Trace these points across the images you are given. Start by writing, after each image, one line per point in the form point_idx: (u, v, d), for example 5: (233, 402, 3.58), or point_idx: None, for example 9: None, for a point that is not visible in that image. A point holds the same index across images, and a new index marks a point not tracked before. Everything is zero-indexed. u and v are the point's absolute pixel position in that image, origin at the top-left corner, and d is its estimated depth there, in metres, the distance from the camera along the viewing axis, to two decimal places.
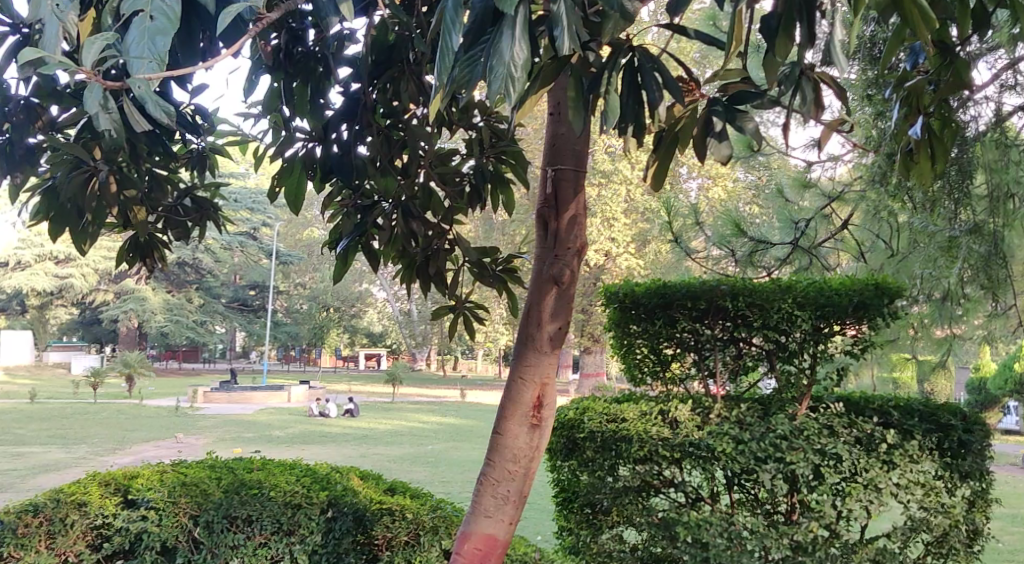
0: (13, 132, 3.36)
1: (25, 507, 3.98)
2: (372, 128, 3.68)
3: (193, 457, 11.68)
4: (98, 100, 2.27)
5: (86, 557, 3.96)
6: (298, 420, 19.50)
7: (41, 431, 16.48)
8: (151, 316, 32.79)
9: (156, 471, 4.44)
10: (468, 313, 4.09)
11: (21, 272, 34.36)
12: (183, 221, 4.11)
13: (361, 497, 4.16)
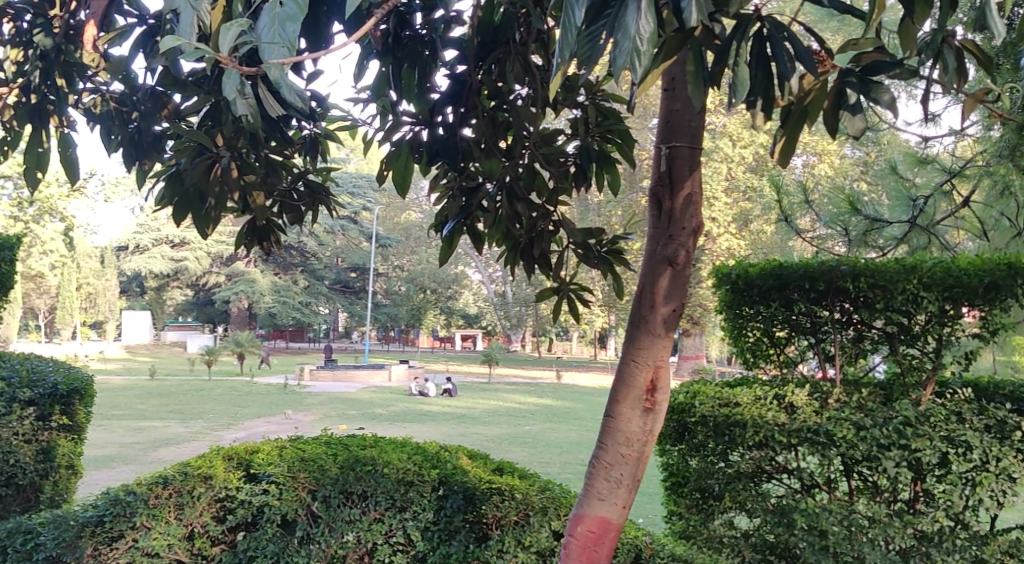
0: (142, 120, 3.54)
1: (155, 479, 4.17)
2: (476, 109, 3.72)
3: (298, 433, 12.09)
4: (235, 86, 2.35)
5: (212, 528, 4.12)
6: (399, 398, 19.96)
7: (160, 406, 17.29)
8: (261, 297, 33.86)
9: (275, 446, 4.58)
10: (572, 296, 4.07)
11: (141, 255, 36.06)
12: (297, 205, 4.22)
13: (470, 476, 4.20)
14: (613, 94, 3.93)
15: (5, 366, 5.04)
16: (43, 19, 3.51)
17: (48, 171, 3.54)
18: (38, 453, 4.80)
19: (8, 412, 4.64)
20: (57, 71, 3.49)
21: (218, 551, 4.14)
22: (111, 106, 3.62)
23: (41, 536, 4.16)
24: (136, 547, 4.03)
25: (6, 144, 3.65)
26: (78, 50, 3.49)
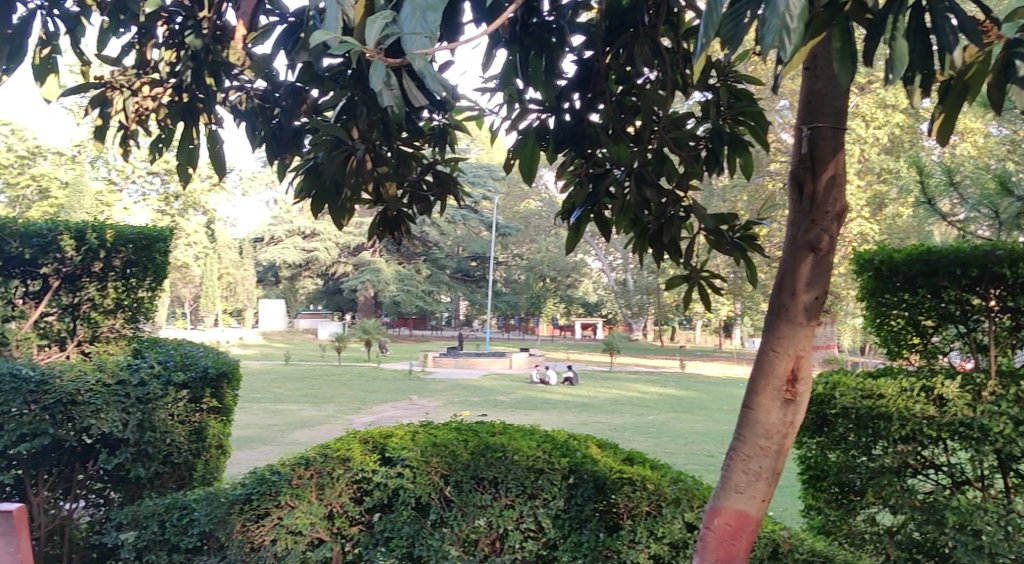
0: (283, 116, 3.69)
1: (298, 460, 4.34)
2: (603, 95, 3.72)
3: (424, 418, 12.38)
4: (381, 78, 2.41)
5: (350, 509, 4.24)
6: (520, 386, 20.14)
7: (294, 390, 18.05)
8: (386, 286, 34.79)
9: (408, 431, 4.68)
10: (703, 283, 3.98)
11: (275, 246, 37.59)
12: (427, 195, 4.28)
13: (600, 465, 4.19)
14: (744, 77, 3.83)
15: (161, 350, 5.35)
16: (193, 21, 3.68)
17: (198, 167, 3.74)
18: (191, 434, 5.06)
19: (163, 395, 4.81)
20: (206, 71, 3.67)
21: (357, 531, 4.26)
22: (256, 103, 3.78)
23: (195, 512, 4.33)
24: (281, 525, 4.19)
25: (161, 143, 3.88)
26: (224, 50, 3.68)
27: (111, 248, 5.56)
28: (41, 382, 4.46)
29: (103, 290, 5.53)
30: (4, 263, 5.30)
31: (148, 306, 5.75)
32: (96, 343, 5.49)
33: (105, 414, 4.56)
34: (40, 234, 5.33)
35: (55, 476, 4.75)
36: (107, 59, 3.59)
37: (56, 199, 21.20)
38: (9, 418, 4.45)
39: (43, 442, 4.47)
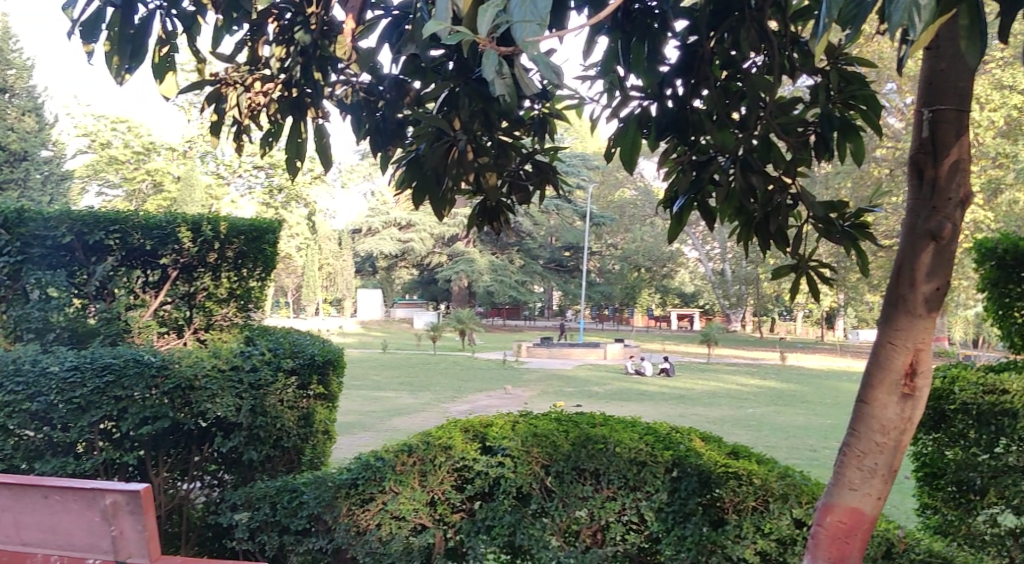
0: (387, 108, 3.74)
1: (401, 447, 4.39)
2: (707, 81, 3.63)
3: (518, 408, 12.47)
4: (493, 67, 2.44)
5: (453, 496, 4.28)
6: (616, 376, 20.06)
7: (393, 378, 18.43)
8: (480, 276, 35.16)
9: (508, 420, 4.70)
10: (812, 273, 3.84)
11: (373, 237, 38.34)
12: (525, 184, 4.27)
13: (705, 458, 4.12)
14: (857, 58, 3.67)
15: (272, 338, 5.53)
16: (302, 17, 3.81)
17: (305, 159, 3.81)
18: (299, 419, 5.20)
19: (274, 380, 4.95)
20: (314, 66, 3.80)
21: (458, 518, 4.28)
22: (361, 96, 3.84)
23: (304, 495, 4.42)
24: (386, 510, 4.26)
25: (271, 137, 3.99)
26: (332, 44, 3.81)
27: (224, 240, 5.77)
28: (162, 367, 4.64)
29: (217, 281, 5.75)
30: (126, 253, 5.52)
31: (258, 296, 5.94)
32: (211, 330, 5.73)
33: (220, 399, 4.72)
34: (160, 226, 5.56)
35: (173, 457, 4.96)
36: (222, 56, 3.69)
37: (168, 193, 22.21)
38: (132, 401, 4.63)
39: (163, 425, 4.66)
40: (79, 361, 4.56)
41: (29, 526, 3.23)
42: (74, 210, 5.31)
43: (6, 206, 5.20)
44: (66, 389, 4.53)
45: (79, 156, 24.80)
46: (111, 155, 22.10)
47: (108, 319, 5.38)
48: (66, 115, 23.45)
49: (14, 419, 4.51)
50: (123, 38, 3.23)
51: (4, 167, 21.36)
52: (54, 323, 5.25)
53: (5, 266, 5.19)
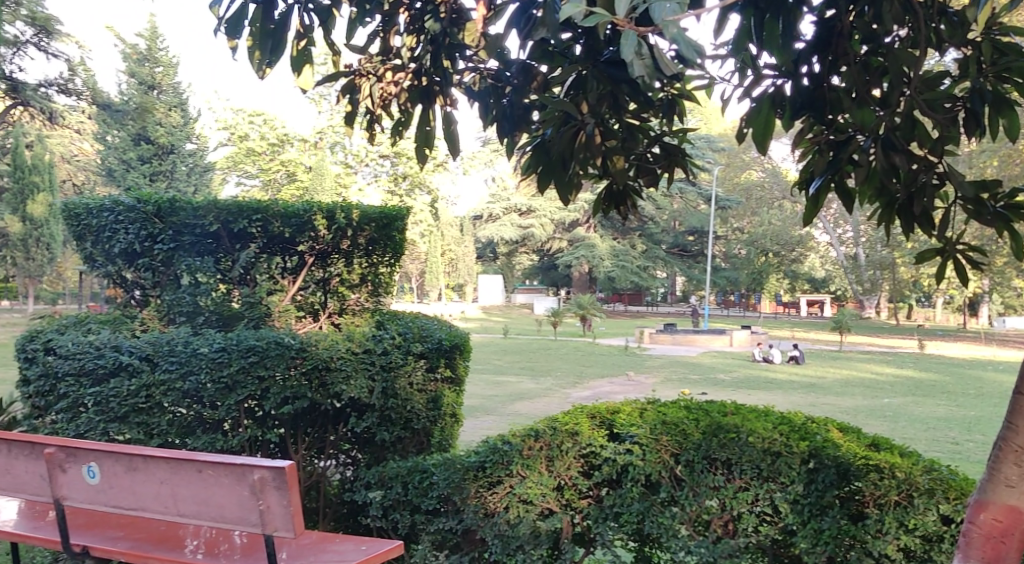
0: (514, 94, 3.75)
1: (528, 432, 4.40)
2: (846, 56, 3.45)
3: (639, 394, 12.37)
4: (632, 47, 2.57)
5: (580, 482, 4.25)
6: (742, 364, 19.61)
7: (515, 363, 18.61)
8: (601, 262, 35.18)
9: (636, 407, 4.66)
10: (960, 257, 3.63)
11: (495, 222, 38.72)
12: (653, 168, 4.19)
13: (844, 450, 3.98)
14: (1013, 28, 3.42)
15: (401, 323, 5.66)
16: (432, 7, 3.88)
17: (434, 148, 3.88)
18: (428, 402, 5.28)
19: (404, 363, 5.09)
20: (443, 54, 3.83)
21: (586, 504, 4.26)
22: (489, 82, 3.88)
23: (434, 476, 4.45)
24: (513, 493, 4.27)
25: (401, 126, 4.06)
26: (461, 32, 3.84)
27: (357, 228, 5.89)
28: (301, 350, 4.82)
29: (349, 267, 5.96)
30: (267, 241, 5.73)
31: (387, 281, 6.10)
32: (344, 315, 5.95)
33: (354, 380, 4.87)
34: (298, 215, 5.70)
35: (311, 436, 5.16)
36: (355, 47, 3.78)
37: (301, 182, 23.05)
38: (273, 382, 4.81)
39: (302, 404, 4.84)
40: (226, 343, 4.78)
41: (185, 498, 3.41)
42: (219, 200, 5.55)
43: (159, 196, 5.49)
44: (215, 369, 4.75)
45: (220, 148, 26.03)
46: (248, 147, 23.09)
47: (251, 303, 5.63)
48: (208, 109, 24.64)
49: (169, 398, 4.75)
50: (265, 34, 3.36)
51: (153, 160, 22.67)
52: (203, 306, 5.55)
53: (159, 253, 5.54)
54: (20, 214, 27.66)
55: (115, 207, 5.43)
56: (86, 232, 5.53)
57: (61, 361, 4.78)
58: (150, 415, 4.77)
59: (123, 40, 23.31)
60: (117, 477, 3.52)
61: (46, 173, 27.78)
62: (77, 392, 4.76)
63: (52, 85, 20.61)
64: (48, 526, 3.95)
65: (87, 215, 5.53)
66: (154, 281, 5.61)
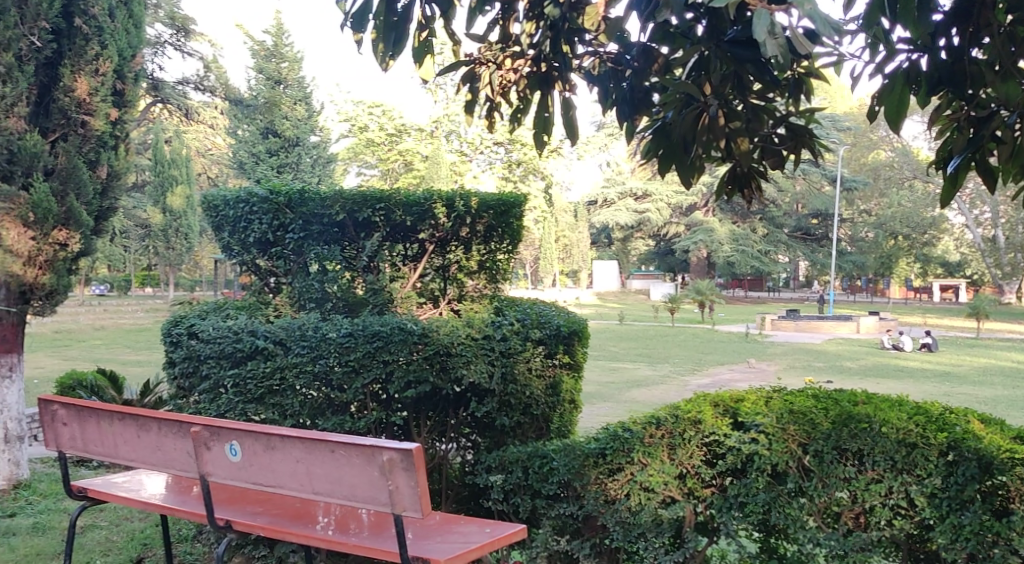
0: (634, 77, 3.73)
1: (649, 420, 4.35)
2: (989, 27, 3.23)
3: (758, 382, 12.12)
4: (766, 26, 2.66)
5: (703, 471, 4.18)
6: (870, 351, 18.92)
7: (631, 350, 18.50)
8: (720, 247, 34.59)
9: (761, 396, 4.55)
10: None
11: (611, 208, 38.50)
12: (778, 149, 4.06)
13: (986, 442, 3.78)
14: None
15: (520, 309, 5.70)
16: None
17: (552, 134, 3.89)
18: (547, 388, 5.32)
19: (523, 349, 5.13)
20: (562, 39, 3.85)
21: (710, 493, 4.18)
22: (609, 65, 3.85)
23: (554, 461, 4.44)
24: (635, 480, 4.23)
25: (520, 112, 4.08)
26: (580, 16, 3.83)
27: (475, 215, 5.93)
28: (422, 335, 4.92)
29: (468, 254, 6.02)
30: (391, 230, 5.87)
31: (505, 268, 6.09)
32: (463, 301, 6.04)
33: (474, 365, 4.93)
34: (419, 203, 5.81)
35: (433, 419, 5.25)
36: (474, 36, 3.82)
37: (418, 171, 23.52)
38: (397, 366, 4.92)
39: (425, 389, 4.93)
40: (353, 328, 4.94)
41: (320, 476, 3.53)
42: (346, 190, 5.71)
43: (290, 187, 5.69)
44: (342, 353, 4.91)
45: (342, 140, 26.80)
46: (368, 137, 23.70)
47: (375, 290, 5.79)
48: (330, 102, 25.39)
49: (300, 380, 4.92)
50: (388, 27, 3.42)
51: (280, 153, 23.59)
52: (331, 293, 5.73)
53: (290, 242, 5.76)
54: (160, 206, 29.27)
55: (250, 198, 5.67)
56: (224, 222, 5.82)
57: (204, 345, 5.03)
58: (284, 397, 4.95)
59: (252, 38, 24.25)
60: (257, 456, 3.68)
61: (182, 166, 29.26)
62: (218, 373, 4.99)
63: (188, 84, 21.69)
64: (193, 500, 4.17)
65: (226, 206, 5.81)
66: (285, 268, 5.84)
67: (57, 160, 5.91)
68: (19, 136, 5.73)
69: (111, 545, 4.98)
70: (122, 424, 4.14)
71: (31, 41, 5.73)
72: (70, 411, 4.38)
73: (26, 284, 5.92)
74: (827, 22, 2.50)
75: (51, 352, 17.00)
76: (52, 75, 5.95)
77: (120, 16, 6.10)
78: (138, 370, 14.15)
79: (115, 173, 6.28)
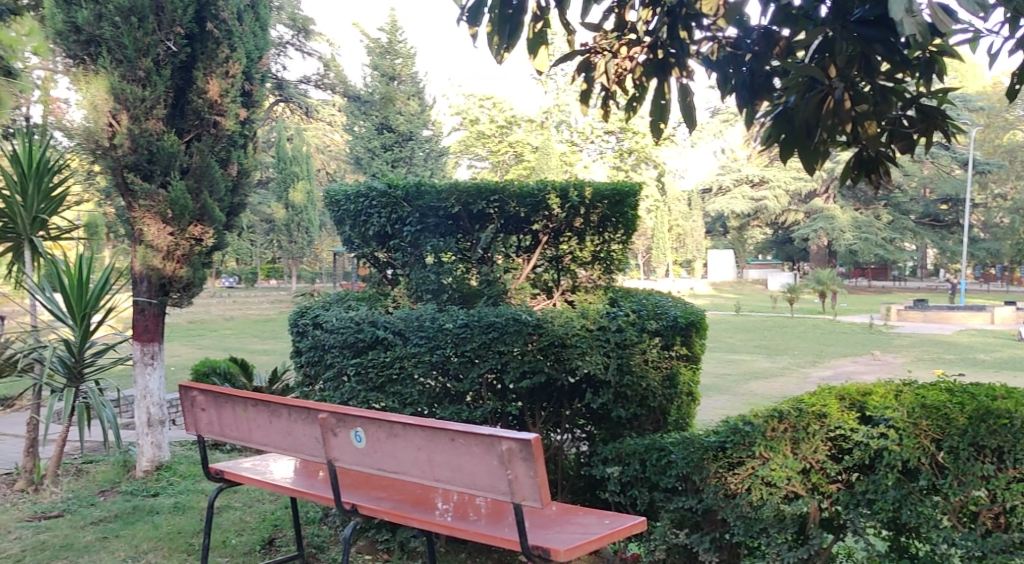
0: (755, 61, 3.66)
1: (772, 413, 4.23)
2: None
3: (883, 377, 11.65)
4: (903, 5, 2.63)
5: (828, 466, 4.05)
6: (1005, 344, 17.93)
7: (748, 341, 18.12)
8: (841, 235, 33.50)
9: (891, 389, 4.38)
10: None
11: (725, 196, 37.75)
12: (908, 132, 3.89)
13: None
14: None
15: (634, 300, 5.67)
16: None
17: (669, 121, 3.83)
18: (665, 380, 5.27)
19: (640, 340, 5.09)
20: (680, 25, 3.79)
21: (836, 489, 4.05)
22: (728, 50, 3.76)
23: (673, 454, 4.40)
24: (756, 475, 4.12)
25: (636, 101, 4.05)
26: None
27: (590, 205, 5.90)
28: (537, 326, 4.94)
29: (582, 244, 5.97)
30: (504, 221, 5.90)
31: (619, 258, 6.03)
32: (577, 292, 6.02)
33: (590, 356, 4.91)
34: (533, 194, 5.82)
35: (547, 410, 5.26)
36: (589, 24, 3.80)
37: (528, 162, 23.64)
38: (512, 357, 4.94)
39: (540, 379, 4.94)
40: (469, 319, 5.00)
41: (441, 464, 3.60)
42: (460, 182, 5.78)
43: (407, 181, 5.82)
44: (459, 343, 4.97)
45: (454, 133, 27.18)
46: (479, 130, 23.96)
47: (490, 281, 5.84)
48: (443, 97, 25.78)
49: (418, 369, 5.01)
50: (504, 19, 3.46)
51: (394, 147, 24.13)
52: (446, 285, 5.82)
53: (408, 235, 5.85)
54: (283, 201, 30.44)
55: (370, 193, 5.83)
56: (345, 216, 6.00)
57: (329, 335, 5.20)
58: (403, 386, 5.05)
59: (368, 36, 24.88)
60: (381, 443, 3.78)
61: (303, 163, 30.31)
62: (341, 362, 5.15)
63: (309, 82, 22.47)
64: (320, 484, 4.32)
65: (347, 201, 5.98)
66: (403, 261, 5.97)
67: (192, 159, 6.20)
68: (158, 137, 6.04)
69: (245, 524, 5.22)
70: (256, 410, 4.32)
71: (167, 46, 6.03)
72: (208, 397, 4.60)
73: (166, 277, 6.25)
74: (959, 0, 2.44)
75: (186, 341, 17.96)
76: (186, 77, 6.22)
77: (248, 19, 6.35)
78: (265, 358, 14.78)
79: (245, 170, 6.54)
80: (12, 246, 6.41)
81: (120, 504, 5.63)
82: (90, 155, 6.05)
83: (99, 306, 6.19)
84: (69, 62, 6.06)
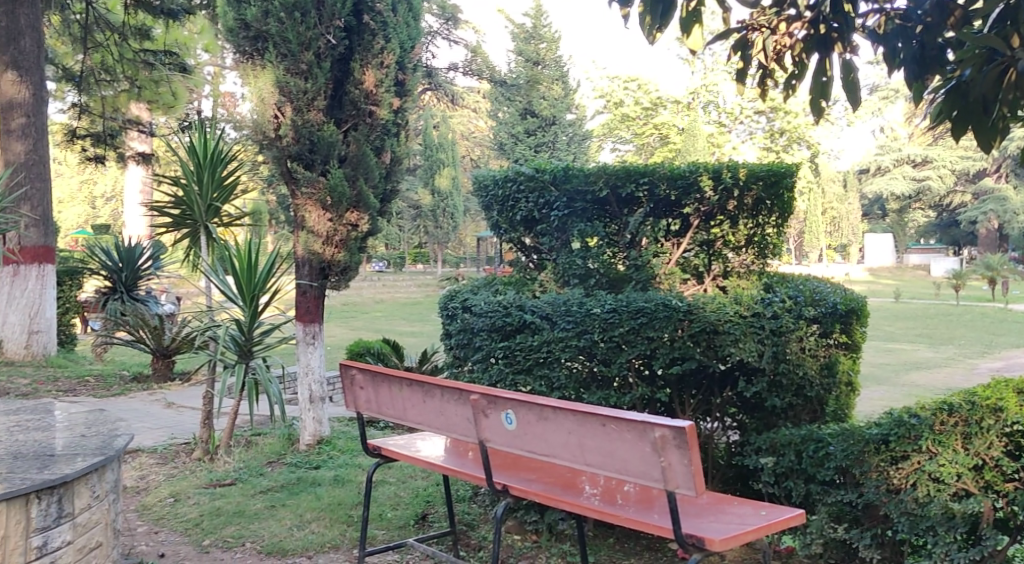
0: (926, 34, 3.46)
1: (940, 405, 4.02)
2: None
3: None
4: None
5: (1004, 464, 3.79)
6: None
7: (909, 329, 17.23)
8: (1014, 217, 31.54)
9: None
10: None
11: (884, 176, 35.95)
12: None
13: None
14: None
15: (790, 286, 5.49)
16: None
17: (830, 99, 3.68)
18: (822, 368, 5.12)
19: (795, 327, 4.92)
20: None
21: (1013, 489, 3.79)
22: (897, 23, 3.55)
23: (831, 446, 4.25)
24: (923, 470, 3.93)
25: (794, 79, 3.90)
26: None
27: (744, 186, 5.72)
28: (688, 312, 4.82)
29: (735, 228, 5.82)
30: (653, 205, 5.80)
31: (775, 243, 5.83)
32: (729, 277, 5.88)
33: (743, 344, 4.77)
34: (684, 176, 5.69)
35: (696, 398, 5.16)
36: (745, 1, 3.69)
37: (674, 144, 23.29)
38: (661, 343, 4.86)
39: (691, 366, 4.84)
40: (617, 304, 4.94)
41: (592, 449, 3.61)
42: (608, 165, 5.74)
43: (554, 165, 5.88)
44: (607, 328, 4.91)
45: (599, 116, 27.06)
46: (624, 113, 23.74)
47: (638, 266, 5.78)
48: (587, 80, 25.73)
49: (565, 353, 5.00)
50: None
51: (538, 132, 24.29)
52: (593, 269, 5.81)
53: (555, 219, 5.90)
54: (430, 187, 31.23)
55: (517, 177, 5.94)
56: (494, 201, 6.09)
57: (477, 319, 5.29)
58: (550, 369, 5.06)
59: (512, 22, 25.10)
60: (531, 425, 3.83)
61: (449, 149, 30.97)
62: (489, 345, 5.24)
63: (455, 70, 22.91)
64: (471, 464, 4.41)
65: (494, 185, 6.06)
66: (549, 246, 6.01)
67: (349, 148, 6.43)
68: (318, 128, 6.28)
69: (400, 499, 5.40)
70: (410, 390, 4.46)
71: (327, 39, 6.26)
72: (366, 375, 4.78)
73: (325, 261, 6.53)
74: None
75: (340, 322, 18.75)
76: (344, 69, 6.45)
77: (401, 10, 6.48)
78: (415, 340, 15.24)
79: (397, 158, 6.74)
80: (190, 233, 6.88)
81: (286, 475, 5.94)
82: (258, 146, 6.39)
83: (266, 288, 6.52)
84: (238, 58, 6.40)
